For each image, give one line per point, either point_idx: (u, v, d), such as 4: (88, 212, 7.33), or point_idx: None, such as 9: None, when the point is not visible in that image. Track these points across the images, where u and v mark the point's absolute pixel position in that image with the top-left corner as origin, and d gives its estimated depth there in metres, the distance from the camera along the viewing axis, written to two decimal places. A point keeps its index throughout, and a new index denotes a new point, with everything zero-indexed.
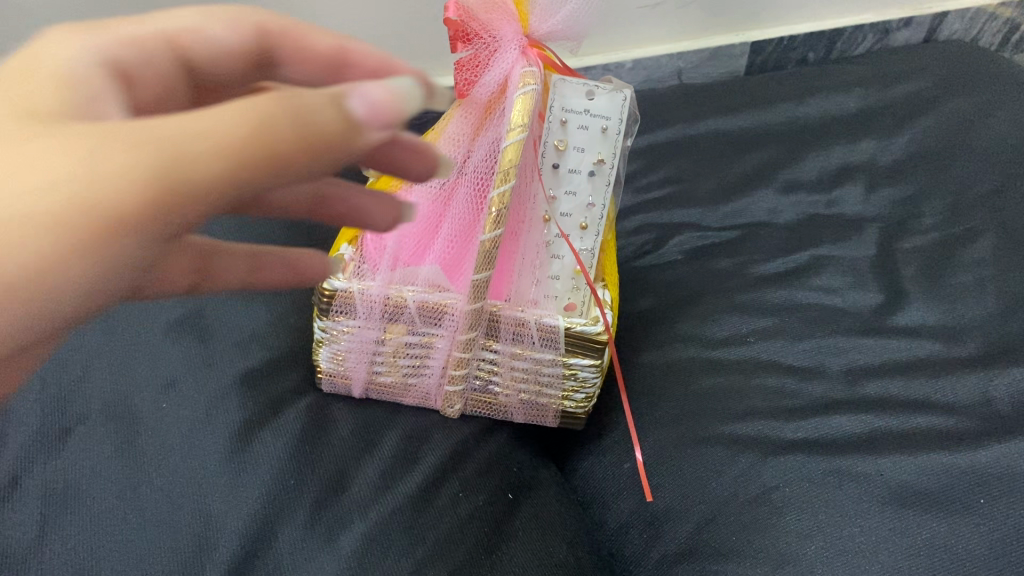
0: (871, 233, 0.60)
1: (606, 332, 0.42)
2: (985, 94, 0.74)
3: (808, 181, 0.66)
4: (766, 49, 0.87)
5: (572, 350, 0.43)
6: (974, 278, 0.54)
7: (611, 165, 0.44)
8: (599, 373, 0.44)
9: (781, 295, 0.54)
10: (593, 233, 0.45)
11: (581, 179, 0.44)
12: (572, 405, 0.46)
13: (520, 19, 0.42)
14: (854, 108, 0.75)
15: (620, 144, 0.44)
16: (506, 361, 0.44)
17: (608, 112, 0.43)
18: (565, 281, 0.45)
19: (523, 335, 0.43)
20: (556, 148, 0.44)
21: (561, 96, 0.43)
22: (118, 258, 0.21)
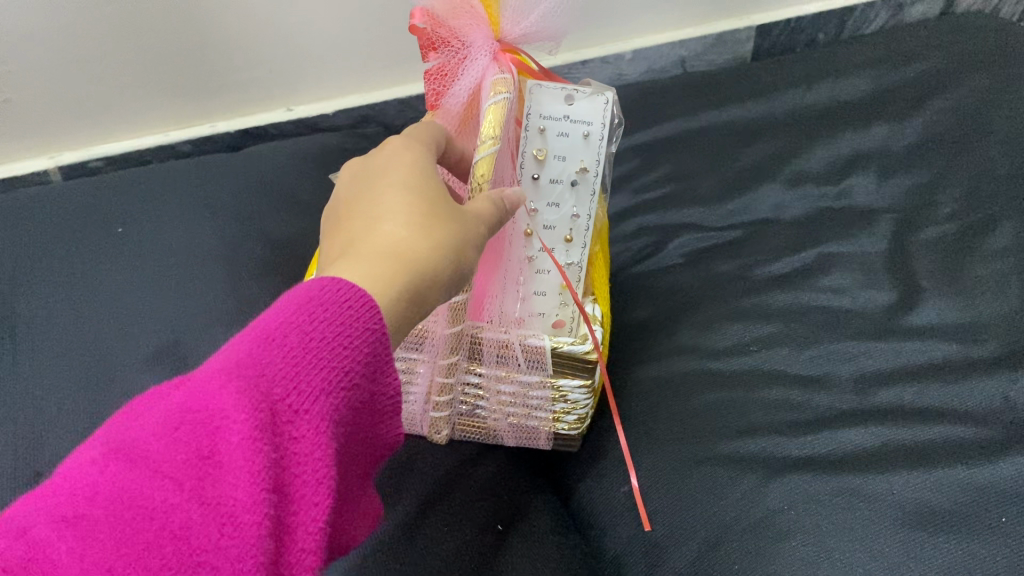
0: (883, 225, 0.56)
1: (596, 350, 0.39)
2: (1005, 68, 0.70)
3: (817, 171, 0.63)
4: (773, 32, 0.85)
5: (561, 371, 0.40)
6: (994, 271, 0.51)
7: (595, 174, 0.42)
8: (591, 394, 0.42)
9: (788, 299, 0.51)
10: (580, 245, 0.43)
11: (564, 190, 0.42)
12: (564, 427, 0.43)
13: (492, 25, 0.40)
14: (866, 90, 0.71)
15: (603, 151, 0.41)
16: (492, 384, 0.42)
17: (590, 116, 0.41)
18: (552, 297, 0.43)
19: (507, 357, 0.41)
20: (535, 157, 0.41)
21: (538, 101, 0.41)
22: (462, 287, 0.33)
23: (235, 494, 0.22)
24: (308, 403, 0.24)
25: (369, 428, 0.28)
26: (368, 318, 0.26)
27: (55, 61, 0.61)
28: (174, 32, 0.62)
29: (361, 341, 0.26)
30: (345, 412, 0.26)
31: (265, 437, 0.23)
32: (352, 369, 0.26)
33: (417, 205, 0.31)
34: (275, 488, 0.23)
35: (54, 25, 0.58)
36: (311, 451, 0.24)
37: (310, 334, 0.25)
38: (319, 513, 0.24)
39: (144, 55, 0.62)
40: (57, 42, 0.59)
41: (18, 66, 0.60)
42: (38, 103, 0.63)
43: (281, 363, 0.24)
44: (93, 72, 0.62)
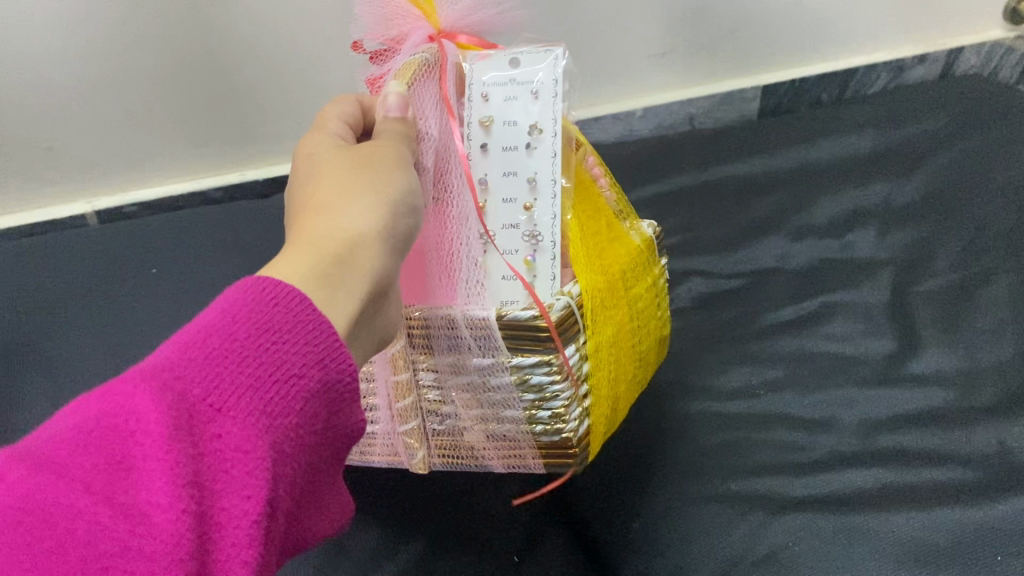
0: (884, 277, 0.59)
1: (543, 315, 0.39)
2: (1003, 128, 0.73)
3: (820, 225, 0.65)
4: (778, 92, 0.90)
5: (516, 347, 0.40)
6: (991, 321, 0.53)
7: (550, 133, 0.44)
8: (557, 378, 0.40)
9: (792, 345, 0.53)
10: (549, 202, 0.44)
11: (521, 155, 0.44)
12: (542, 431, 0.42)
13: (426, 15, 0.45)
14: (868, 147, 0.74)
15: (556, 106, 0.44)
16: (452, 379, 0.43)
17: (537, 76, 0.44)
18: (522, 278, 0.44)
19: (458, 340, 0.41)
20: (482, 123, 0.44)
21: (482, 72, 0.45)
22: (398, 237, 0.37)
23: (150, 495, 0.23)
24: (232, 400, 0.26)
25: (338, 416, 0.30)
26: (297, 310, 0.28)
27: (94, 101, 0.66)
28: (207, 83, 0.66)
29: (288, 336, 0.28)
30: (284, 405, 0.27)
31: (184, 436, 0.24)
32: (285, 358, 0.27)
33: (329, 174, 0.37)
34: (198, 486, 0.24)
35: (94, 66, 0.63)
36: (236, 445, 0.25)
37: (233, 335, 0.27)
38: (251, 504, 0.25)
39: (180, 102, 0.67)
40: (97, 82, 0.64)
41: (61, 114, 0.66)
42: (81, 151, 0.68)
43: (201, 365, 0.26)
44: (129, 114, 0.67)
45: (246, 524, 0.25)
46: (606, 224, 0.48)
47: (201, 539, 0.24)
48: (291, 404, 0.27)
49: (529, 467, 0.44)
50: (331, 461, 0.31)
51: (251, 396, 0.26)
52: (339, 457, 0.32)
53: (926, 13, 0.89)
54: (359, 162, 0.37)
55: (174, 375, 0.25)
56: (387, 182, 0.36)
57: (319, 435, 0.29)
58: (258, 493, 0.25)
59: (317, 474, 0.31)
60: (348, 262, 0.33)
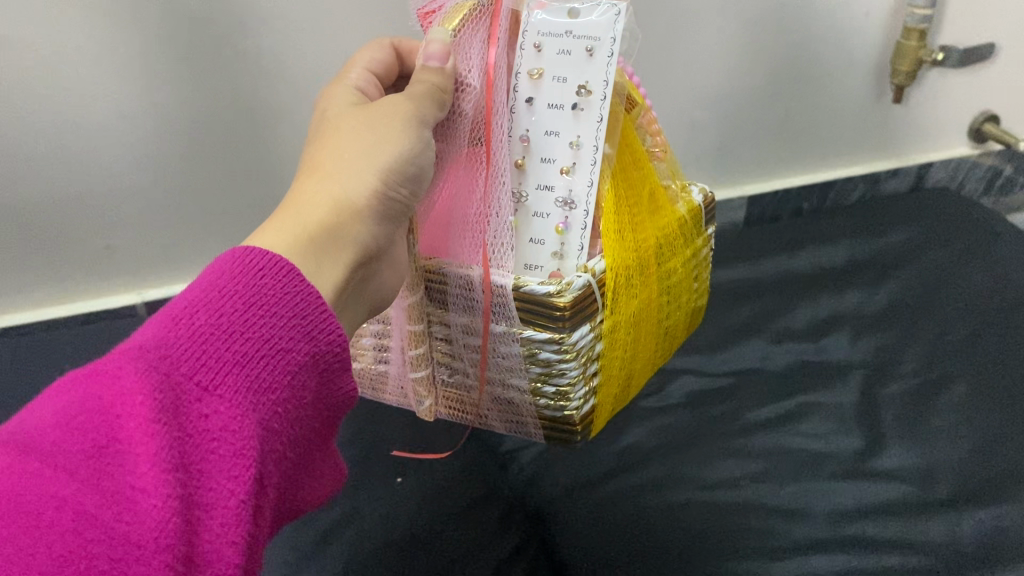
0: (855, 379, 0.66)
1: (561, 296, 0.46)
2: (965, 242, 0.81)
3: (798, 329, 0.73)
4: (763, 202, 0.98)
5: (532, 323, 0.48)
6: (948, 423, 0.60)
7: (599, 97, 0.50)
8: (566, 358, 0.48)
9: (772, 441, 0.60)
10: (589, 167, 0.50)
11: (565, 114, 0.51)
12: (547, 400, 0.51)
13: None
14: (843, 258, 0.82)
15: (607, 68, 0.50)
16: (463, 337, 0.51)
17: (593, 34, 0.50)
18: (550, 243, 0.51)
19: (471, 298, 0.49)
20: (532, 76, 0.51)
21: (542, 22, 0.50)
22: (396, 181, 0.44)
23: (136, 482, 0.28)
24: (217, 382, 0.32)
25: (313, 388, 0.36)
26: (270, 286, 0.35)
27: (147, 205, 0.77)
28: (241, 187, 0.79)
29: (265, 317, 0.34)
30: (263, 385, 0.33)
31: (170, 417, 0.30)
32: (261, 341, 0.34)
33: (354, 126, 0.45)
34: (185, 465, 0.30)
35: (151, 170, 0.75)
36: (221, 426, 0.31)
37: (216, 319, 0.33)
38: (237, 483, 0.31)
39: (209, 202, 0.79)
40: (151, 186, 0.76)
41: (117, 218, 0.76)
42: (135, 248, 0.79)
43: (185, 348, 0.32)
44: (177, 212, 0.78)
45: (233, 501, 0.30)
46: (648, 191, 0.54)
47: (191, 516, 0.29)
48: (265, 383, 0.33)
49: (529, 430, 0.54)
50: (311, 433, 0.38)
51: (234, 377, 0.32)
52: (319, 424, 0.39)
53: (897, 133, 0.99)
54: (366, 122, 0.45)
55: (160, 357, 0.31)
56: (385, 141, 0.43)
57: (298, 410, 0.36)
58: (243, 473, 0.31)
59: (299, 447, 0.37)
60: (340, 233, 0.41)
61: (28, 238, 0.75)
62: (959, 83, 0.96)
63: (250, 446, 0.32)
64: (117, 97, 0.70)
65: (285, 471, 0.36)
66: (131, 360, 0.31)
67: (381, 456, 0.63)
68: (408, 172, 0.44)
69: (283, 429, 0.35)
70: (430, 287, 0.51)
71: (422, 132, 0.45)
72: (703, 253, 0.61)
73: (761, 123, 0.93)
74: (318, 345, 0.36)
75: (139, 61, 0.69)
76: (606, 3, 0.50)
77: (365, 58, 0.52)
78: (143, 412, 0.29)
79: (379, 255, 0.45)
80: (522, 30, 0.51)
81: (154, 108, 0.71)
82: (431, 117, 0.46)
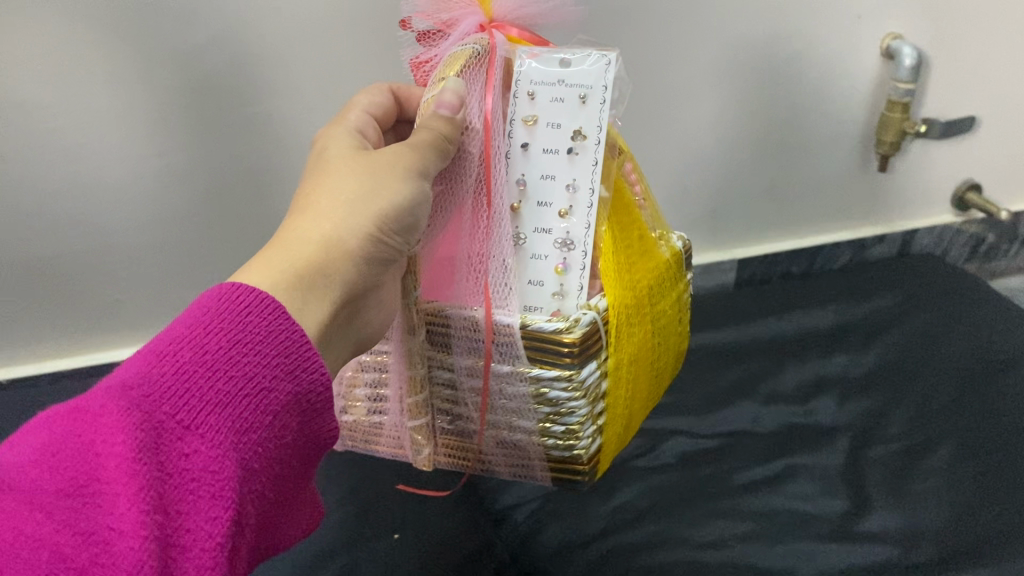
0: (842, 442, 0.67)
1: (570, 331, 0.48)
2: (949, 308, 0.83)
3: (787, 392, 0.74)
4: (752, 265, 1.02)
5: (540, 361, 0.49)
6: (931, 485, 0.62)
7: (593, 141, 0.52)
8: (574, 396, 0.50)
9: (761, 502, 0.62)
10: (586, 210, 0.52)
11: (561, 158, 0.52)
12: (555, 442, 0.53)
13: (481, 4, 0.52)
14: (830, 322, 0.84)
15: (600, 113, 0.52)
16: (467, 380, 0.53)
17: (585, 82, 0.52)
18: (550, 284, 0.53)
19: (476, 341, 0.51)
20: (527, 122, 0.52)
21: (533, 70, 0.52)
22: (392, 227, 0.45)
23: (114, 523, 0.30)
24: (199, 421, 0.33)
25: (294, 425, 0.38)
26: (253, 324, 0.37)
27: (156, 261, 0.79)
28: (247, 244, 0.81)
29: (249, 357, 0.36)
30: (244, 425, 0.35)
31: (151, 457, 0.32)
32: (243, 380, 0.35)
33: (351, 169, 0.46)
34: (165, 506, 0.31)
35: (160, 227, 0.77)
36: (202, 466, 0.33)
37: (201, 359, 0.35)
38: (214, 524, 0.32)
39: (216, 260, 0.81)
40: (161, 243, 0.78)
41: (125, 272, 0.79)
42: (142, 303, 0.82)
43: (169, 387, 0.33)
44: (185, 268, 0.81)
45: (209, 542, 0.32)
46: (638, 234, 0.56)
47: (168, 556, 0.31)
48: (247, 422, 0.35)
49: (536, 471, 0.56)
50: (292, 470, 0.40)
51: (216, 417, 0.34)
52: (302, 458, 0.41)
53: (883, 200, 1.02)
54: (366, 166, 0.46)
55: (144, 396, 0.33)
56: (384, 186, 0.45)
57: (279, 447, 0.37)
58: (222, 514, 0.33)
59: (280, 483, 0.39)
60: (331, 269, 0.42)
61: (40, 290, 0.78)
62: (942, 153, 0.99)
63: (228, 486, 0.33)
64: (131, 158, 0.73)
65: (265, 507, 0.38)
66: (114, 399, 0.32)
67: (378, 511, 0.65)
68: (407, 221, 0.46)
69: (264, 467, 0.36)
70: (432, 331, 0.53)
71: (420, 183, 0.46)
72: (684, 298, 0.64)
73: (751, 188, 0.96)
74: (299, 383, 0.38)
75: (154, 125, 0.72)
76: (595, 52, 0.52)
77: (364, 100, 0.54)
78: (125, 452, 0.31)
79: (369, 293, 0.46)
80: (515, 78, 0.53)
81: (167, 169, 0.74)
82: (434, 165, 0.48)
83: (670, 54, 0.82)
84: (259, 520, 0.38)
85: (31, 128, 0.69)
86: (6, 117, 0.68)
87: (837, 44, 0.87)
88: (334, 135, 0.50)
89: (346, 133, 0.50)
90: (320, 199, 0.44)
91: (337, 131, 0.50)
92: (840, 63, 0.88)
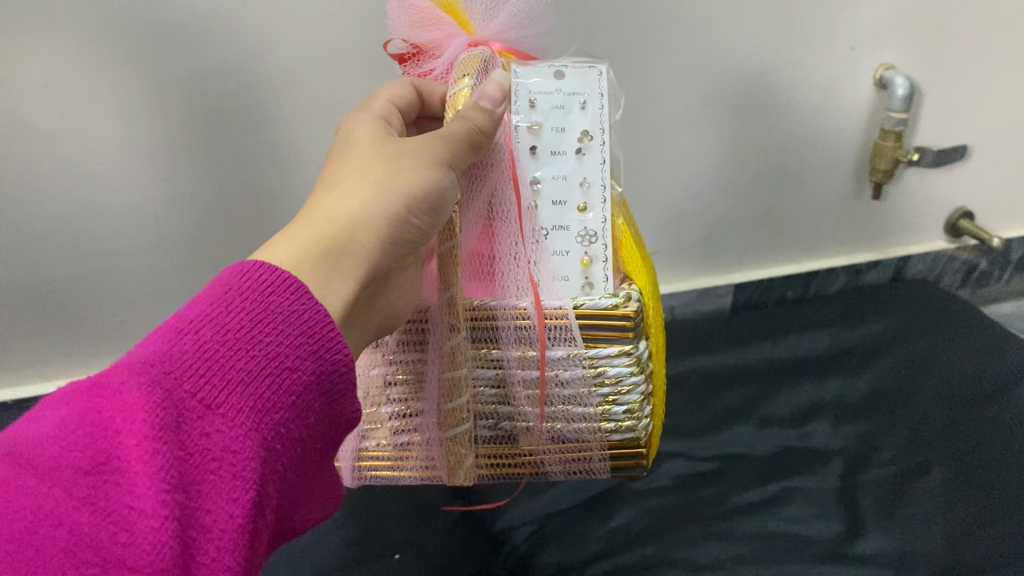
0: (836, 466, 0.69)
1: (625, 303, 0.50)
2: (943, 333, 0.84)
3: (782, 416, 0.76)
4: (748, 291, 1.04)
5: (595, 341, 0.50)
6: (924, 509, 0.63)
7: (600, 141, 0.54)
8: (633, 370, 0.51)
9: (756, 524, 0.62)
10: (600, 206, 0.54)
11: (571, 159, 0.54)
12: (614, 425, 0.53)
13: (462, 26, 0.54)
14: (825, 346, 0.85)
15: (603, 116, 0.54)
16: (517, 373, 0.52)
17: (582, 89, 0.54)
18: (575, 277, 0.54)
19: (526, 332, 0.51)
20: (533, 128, 0.54)
21: (531, 82, 0.54)
22: (419, 214, 0.46)
23: (133, 502, 0.30)
24: (220, 402, 0.34)
25: (320, 404, 0.39)
26: (275, 302, 0.38)
27: (161, 283, 0.81)
28: None
29: (272, 337, 0.37)
30: (269, 404, 0.36)
31: (171, 437, 0.32)
32: (265, 359, 0.36)
33: (380, 158, 0.47)
34: (186, 487, 0.32)
35: (166, 249, 0.79)
36: (224, 447, 0.33)
37: (224, 338, 0.36)
38: (236, 506, 0.33)
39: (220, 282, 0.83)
40: (166, 265, 0.80)
41: (131, 293, 0.81)
42: (147, 324, 0.83)
43: (190, 367, 0.34)
44: (190, 291, 0.82)
45: (232, 522, 0.33)
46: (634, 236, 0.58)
47: (191, 535, 0.32)
48: (270, 402, 0.36)
49: (587, 463, 0.56)
50: (317, 452, 0.41)
51: (239, 398, 0.35)
52: (326, 439, 0.42)
53: (876, 227, 1.04)
54: (396, 155, 0.47)
55: (165, 376, 0.33)
56: (413, 173, 0.46)
57: (302, 428, 0.38)
58: (243, 496, 0.33)
59: (304, 466, 0.40)
60: (353, 248, 0.44)
61: (47, 310, 0.80)
62: (934, 181, 1.01)
63: (251, 466, 0.34)
64: (138, 183, 0.74)
65: (288, 489, 0.39)
66: (135, 375, 0.33)
67: (380, 530, 0.66)
68: (435, 204, 0.47)
69: (288, 447, 0.37)
70: (475, 328, 0.52)
71: (448, 172, 0.47)
72: None
73: (745, 214, 0.97)
74: (325, 362, 0.39)
75: (159, 152, 0.73)
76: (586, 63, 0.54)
77: (388, 91, 0.54)
78: (144, 431, 0.32)
79: (391, 275, 0.48)
80: (514, 90, 0.54)
81: (172, 194, 0.76)
82: (466, 156, 0.48)
83: (667, 83, 0.84)
84: (282, 501, 0.39)
85: (39, 154, 0.70)
86: (16, 143, 0.69)
87: (831, 75, 0.88)
88: (357, 123, 0.51)
89: (371, 121, 0.51)
90: (346, 187, 0.45)
91: (365, 119, 0.51)
92: (834, 93, 0.90)
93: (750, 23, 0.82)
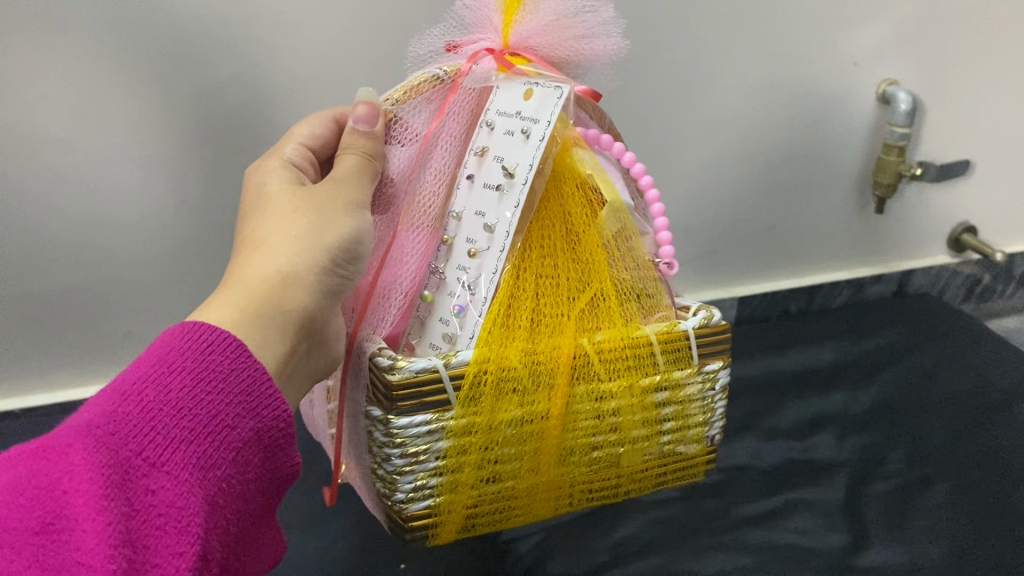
0: (841, 478, 0.69)
1: (394, 373, 0.46)
2: (947, 346, 0.85)
3: (786, 428, 0.76)
4: (753, 303, 1.01)
5: (372, 397, 0.48)
6: (928, 522, 0.63)
7: (522, 182, 0.51)
8: (389, 440, 0.47)
9: (762, 536, 0.62)
10: (496, 256, 0.51)
11: (491, 194, 0.52)
12: (380, 485, 0.50)
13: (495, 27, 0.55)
14: (829, 360, 0.86)
15: (536, 150, 0.51)
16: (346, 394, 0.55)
17: (537, 116, 0.52)
18: (449, 325, 0.52)
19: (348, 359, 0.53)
20: (477, 154, 0.54)
21: (499, 102, 0.54)
22: (344, 260, 0.49)
23: (80, 559, 0.31)
24: (165, 459, 0.35)
25: (260, 460, 0.40)
26: (213, 361, 0.39)
27: (167, 294, 0.80)
28: None
29: (214, 395, 0.38)
30: (210, 460, 0.37)
31: (118, 494, 0.33)
32: (205, 417, 0.37)
33: (295, 206, 0.49)
34: (133, 543, 0.33)
35: (173, 259, 0.79)
36: (170, 502, 0.34)
37: (167, 395, 0.36)
38: (182, 561, 0.34)
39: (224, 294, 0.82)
40: (172, 275, 0.79)
41: (138, 304, 0.79)
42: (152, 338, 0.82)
43: (135, 426, 0.35)
44: (194, 302, 0.81)
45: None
46: (582, 307, 0.53)
47: None
48: (209, 459, 0.37)
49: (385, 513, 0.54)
50: (260, 507, 0.42)
51: (183, 455, 0.36)
52: (268, 494, 0.42)
53: (879, 240, 1.04)
54: (308, 206, 0.49)
55: (110, 435, 0.34)
56: (329, 224, 0.48)
57: (242, 485, 0.39)
58: (189, 550, 0.34)
59: (245, 522, 0.41)
60: (284, 299, 0.45)
61: (55, 325, 0.77)
62: (936, 195, 1.02)
63: (195, 521, 0.35)
64: (147, 191, 0.74)
65: (230, 544, 0.40)
66: (80, 437, 0.34)
67: (381, 546, 0.65)
68: (352, 252, 0.49)
69: (228, 501, 0.38)
70: None
71: (363, 215, 0.50)
72: (687, 393, 0.55)
73: (751, 227, 0.97)
74: (267, 420, 0.40)
75: (170, 159, 0.74)
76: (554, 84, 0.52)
77: (303, 131, 0.55)
78: (92, 489, 0.32)
79: (327, 324, 0.49)
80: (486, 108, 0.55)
81: (181, 201, 0.76)
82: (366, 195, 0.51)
83: (676, 99, 0.84)
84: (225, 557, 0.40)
85: (50, 164, 0.70)
86: (27, 153, 0.69)
87: (836, 87, 0.90)
88: (266, 167, 0.53)
89: (286, 166, 0.53)
90: (266, 240, 0.47)
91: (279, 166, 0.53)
92: (837, 106, 0.91)
93: (754, 34, 0.84)
